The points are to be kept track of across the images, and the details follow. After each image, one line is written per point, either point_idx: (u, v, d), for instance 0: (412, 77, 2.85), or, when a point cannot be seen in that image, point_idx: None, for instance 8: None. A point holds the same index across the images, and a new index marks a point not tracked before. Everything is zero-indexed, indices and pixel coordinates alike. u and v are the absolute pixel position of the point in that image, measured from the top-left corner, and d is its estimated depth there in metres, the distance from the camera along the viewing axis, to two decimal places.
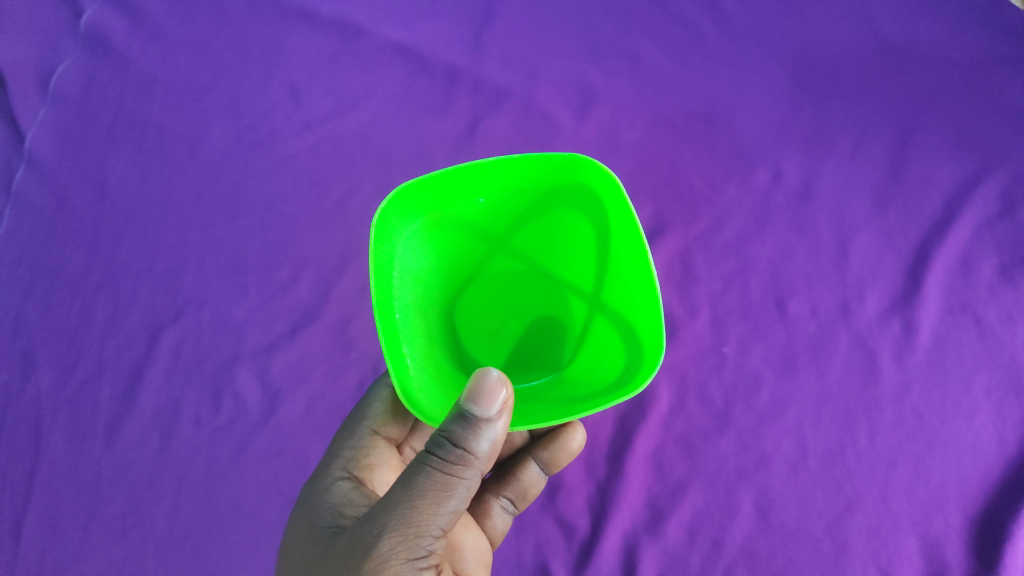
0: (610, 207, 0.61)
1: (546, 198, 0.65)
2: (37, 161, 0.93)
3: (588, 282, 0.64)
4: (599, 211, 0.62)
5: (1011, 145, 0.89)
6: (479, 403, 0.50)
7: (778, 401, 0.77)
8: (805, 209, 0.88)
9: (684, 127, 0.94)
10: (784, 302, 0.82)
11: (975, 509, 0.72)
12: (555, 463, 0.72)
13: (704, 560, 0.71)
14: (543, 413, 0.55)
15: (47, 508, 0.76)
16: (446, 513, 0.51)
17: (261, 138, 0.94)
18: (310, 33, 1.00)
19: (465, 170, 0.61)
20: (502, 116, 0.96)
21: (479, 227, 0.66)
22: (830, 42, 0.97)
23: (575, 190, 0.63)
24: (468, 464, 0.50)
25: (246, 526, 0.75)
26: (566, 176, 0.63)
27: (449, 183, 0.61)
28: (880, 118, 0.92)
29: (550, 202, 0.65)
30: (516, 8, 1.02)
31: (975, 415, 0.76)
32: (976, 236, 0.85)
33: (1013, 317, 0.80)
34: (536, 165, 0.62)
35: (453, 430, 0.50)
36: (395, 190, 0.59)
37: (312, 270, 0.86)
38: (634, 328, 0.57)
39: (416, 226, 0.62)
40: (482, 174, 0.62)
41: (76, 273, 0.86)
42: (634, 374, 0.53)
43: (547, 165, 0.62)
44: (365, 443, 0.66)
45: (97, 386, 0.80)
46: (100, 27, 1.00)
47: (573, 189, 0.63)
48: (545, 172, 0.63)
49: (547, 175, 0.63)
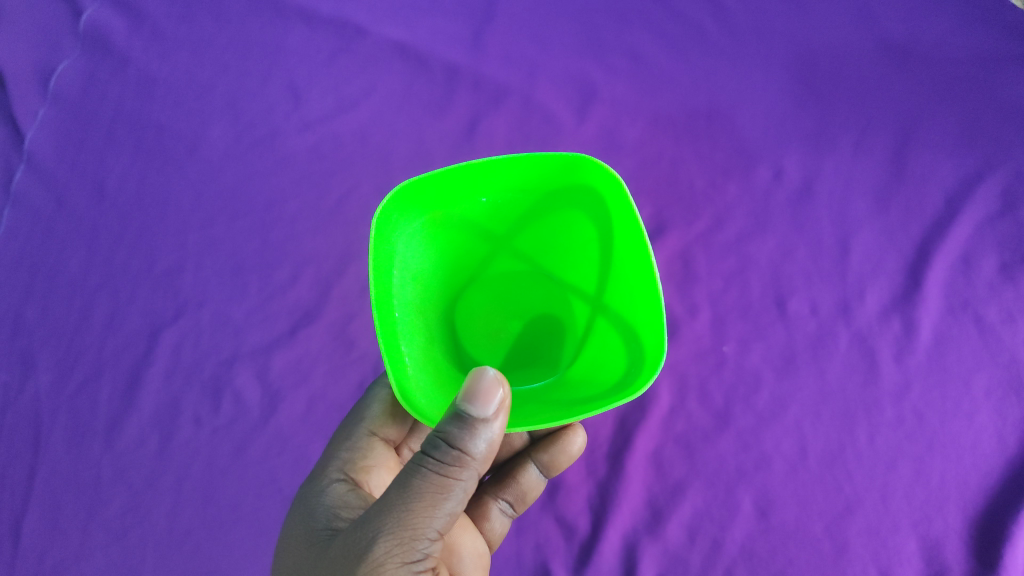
0: (614, 209, 0.61)
1: (550, 198, 0.65)
2: (36, 161, 0.93)
3: (591, 284, 0.64)
4: (602, 213, 0.62)
5: (1012, 143, 0.88)
6: (475, 403, 0.50)
7: (778, 400, 0.77)
8: (805, 208, 0.87)
9: (685, 126, 0.94)
10: (784, 301, 0.82)
11: (975, 508, 0.72)
12: (555, 465, 0.72)
13: (704, 560, 0.71)
14: (542, 415, 0.55)
15: (47, 508, 0.76)
16: (443, 515, 0.51)
17: (261, 138, 0.94)
18: (309, 32, 1.00)
19: (468, 170, 0.61)
20: (502, 115, 0.96)
21: (480, 226, 0.66)
22: (832, 40, 0.97)
23: (579, 191, 0.63)
24: (464, 465, 0.50)
25: (246, 526, 0.75)
26: (569, 177, 0.63)
27: (451, 182, 0.61)
28: (880, 116, 0.92)
29: (553, 203, 0.65)
30: (516, 7, 1.02)
31: (975, 414, 0.76)
32: (977, 235, 0.84)
33: (1014, 316, 0.80)
34: (539, 165, 0.62)
35: (449, 430, 0.50)
36: (396, 188, 0.59)
37: (312, 270, 0.86)
38: (636, 330, 0.57)
39: (417, 225, 0.62)
40: (485, 173, 0.62)
41: (75, 273, 0.86)
42: (636, 377, 0.53)
43: (551, 165, 0.62)
44: (362, 444, 0.66)
45: (96, 385, 0.80)
46: (99, 27, 1.00)
47: (576, 190, 0.63)
48: (549, 172, 0.63)
49: (551, 175, 0.63)
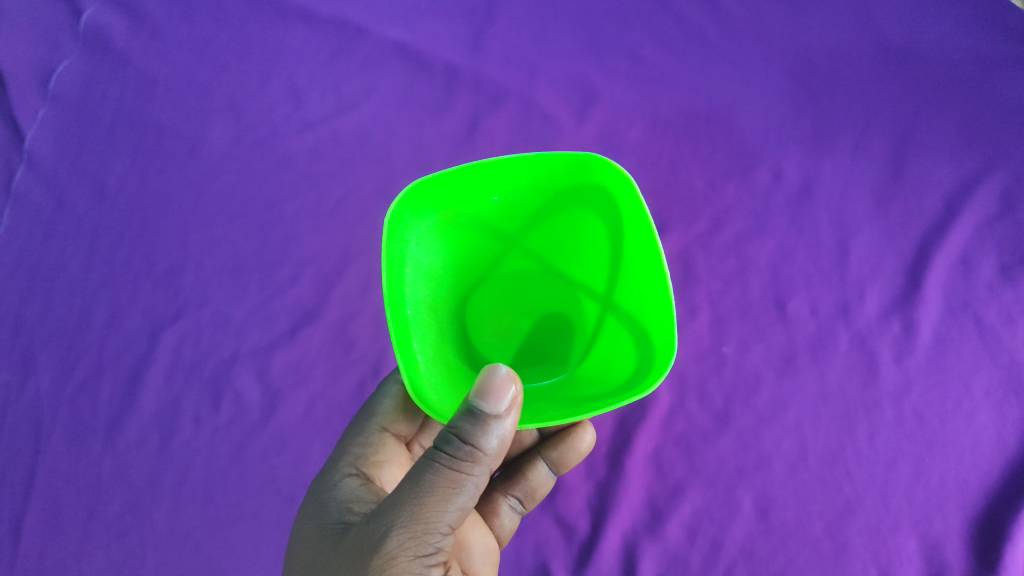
0: (625, 209, 0.61)
1: (560, 197, 0.65)
2: (37, 160, 0.93)
3: (601, 283, 0.64)
4: (613, 212, 0.62)
5: (1012, 144, 0.89)
6: (488, 399, 0.50)
7: (778, 401, 0.77)
8: (805, 209, 0.88)
9: (685, 126, 0.94)
10: (784, 301, 0.82)
11: (975, 508, 0.72)
12: (563, 462, 0.71)
13: (704, 560, 0.71)
14: (553, 412, 0.55)
15: (47, 508, 0.76)
16: (454, 510, 0.51)
17: (261, 138, 0.94)
18: (309, 33, 1.00)
19: (479, 168, 0.61)
20: (502, 115, 0.96)
21: (492, 225, 0.66)
22: (833, 41, 0.97)
23: (589, 190, 0.63)
24: (476, 460, 0.50)
25: (246, 525, 0.75)
26: (580, 176, 0.63)
27: (463, 180, 0.61)
28: (880, 117, 0.92)
29: (563, 202, 0.65)
30: (517, 8, 1.02)
31: (975, 415, 0.76)
32: (976, 236, 0.85)
33: (1014, 317, 0.80)
34: (550, 164, 0.62)
35: (461, 426, 0.50)
36: (408, 186, 0.59)
37: (313, 270, 0.86)
38: (646, 329, 0.57)
39: (428, 223, 0.62)
40: (496, 172, 0.62)
41: (75, 273, 0.86)
42: (646, 375, 0.53)
43: (561, 164, 0.63)
44: (373, 440, 0.66)
45: (97, 385, 0.80)
46: (100, 27, 1.00)
47: (586, 189, 0.63)
48: (560, 171, 0.63)
49: (561, 174, 0.63)
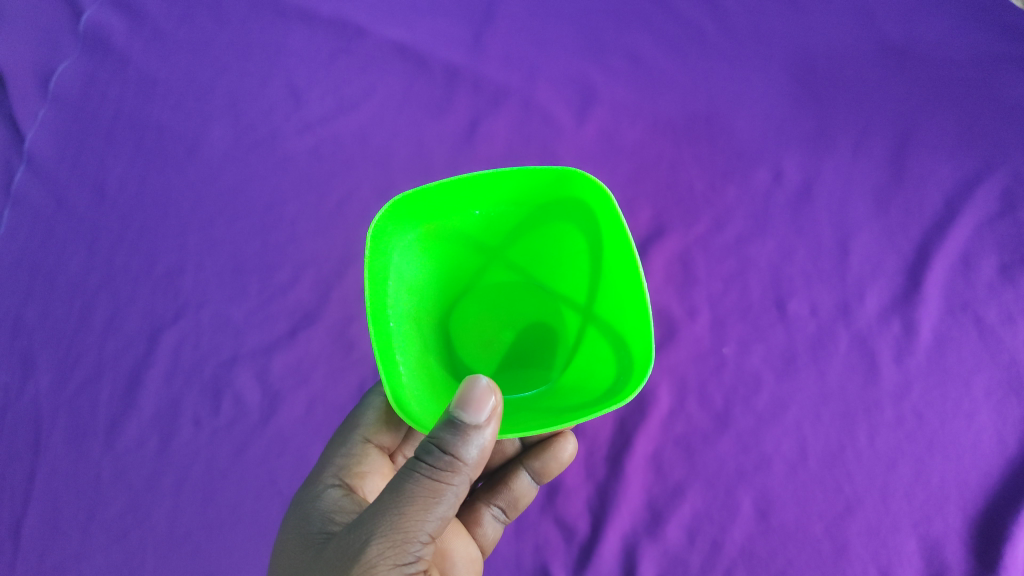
0: (604, 222, 0.61)
1: (541, 211, 0.65)
2: (36, 161, 0.93)
3: (582, 294, 0.64)
4: (592, 226, 0.62)
5: (1012, 144, 0.88)
6: (468, 410, 0.49)
7: (778, 401, 0.77)
8: (805, 209, 0.87)
9: (684, 127, 0.94)
10: (784, 302, 0.82)
11: (974, 508, 0.72)
12: (547, 472, 0.71)
13: (704, 561, 0.71)
14: (535, 422, 0.55)
15: (47, 509, 0.76)
16: (435, 519, 0.51)
17: (261, 139, 0.94)
18: (309, 33, 1.00)
19: (460, 184, 0.61)
20: (502, 115, 0.96)
21: (473, 237, 0.66)
22: (831, 42, 0.97)
23: (569, 203, 0.63)
24: (456, 470, 0.50)
25: (246, 526, 0.75)
26: (559, 191, 0.63)
27: (444, 195, 0.61)
28: (879, 117, 0.92)
29: (544, 215, 0.65)
30: (517, 7, 1.02)
31: (975, 414, 0.76)
32: (976, 236, 0.84)
33: (1014, 316, 0.80)
34: (531, 178, 0.62)
35: (442, 436, 0.50)
36: (390, 202, 0.59)
37: (313, 271, 0.86)
38: (625, 339, 0.57)
39: (411, 237, 0.62)
40: (477, 187, 0.62)
41: (75, 274, 0.86)
42: (625, 384, 0.53)
43: (540, 178, 0.63)
44: (357, 451, 0.66)
45: (97, 386, 0.80)
46: (100, 27, 1.00)
47: (566, 203, 0.63)
48: (540, 186, 0.63)
49: (541, 188, 0.63)
